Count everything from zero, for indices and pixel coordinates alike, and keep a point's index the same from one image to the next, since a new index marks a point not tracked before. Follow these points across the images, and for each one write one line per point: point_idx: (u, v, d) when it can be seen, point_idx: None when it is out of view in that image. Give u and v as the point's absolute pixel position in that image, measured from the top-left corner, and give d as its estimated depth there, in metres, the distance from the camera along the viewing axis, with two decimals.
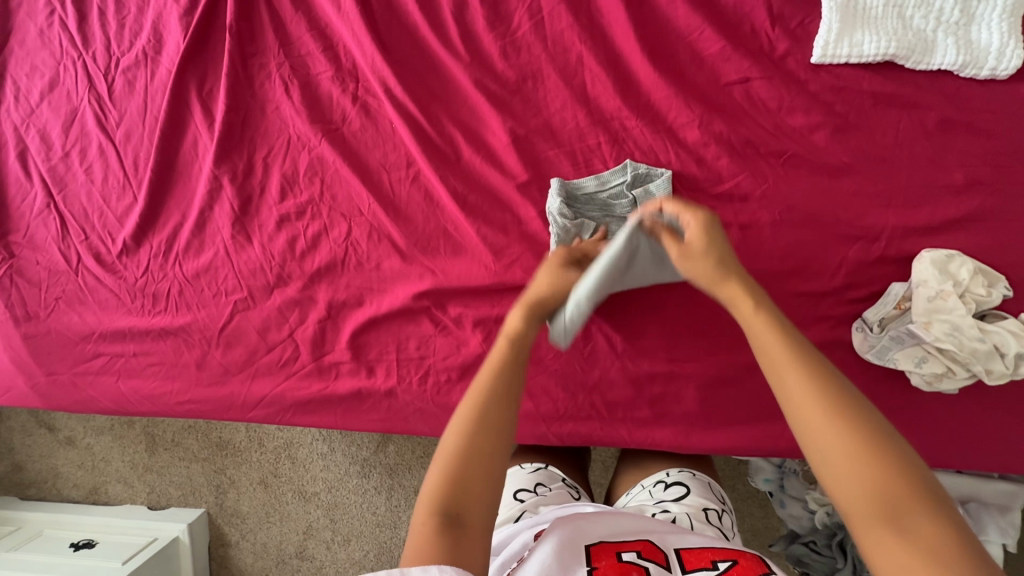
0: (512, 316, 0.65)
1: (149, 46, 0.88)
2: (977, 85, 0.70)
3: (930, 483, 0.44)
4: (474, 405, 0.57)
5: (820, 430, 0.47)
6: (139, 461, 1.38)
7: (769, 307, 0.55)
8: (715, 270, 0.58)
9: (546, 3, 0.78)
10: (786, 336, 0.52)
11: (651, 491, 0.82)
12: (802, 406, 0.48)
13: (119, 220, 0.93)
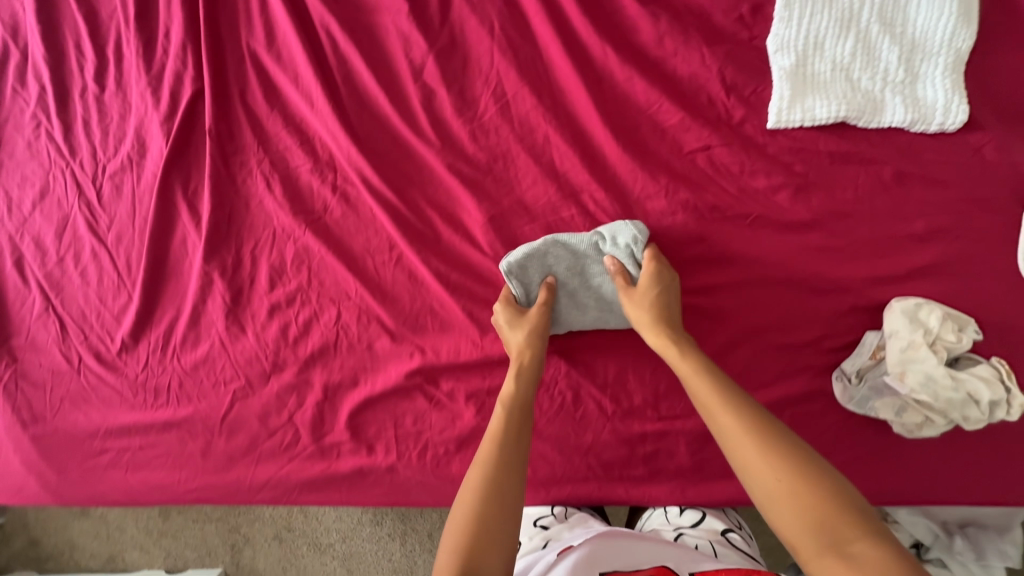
0: (505, 385, 0.74)
1: (134, 152, 0.92)
2: (928, 138, 0.73)
3: (852, 504, 0.53)
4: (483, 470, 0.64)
5: (768, 482, 0.56)
6: (154, 529, 1.39)
7: (698, 357, 0.68)
8: (653, 309, 0.73)
9: (510, 87, 0.81)
10: (715, 387, 0.64)
11: (666, 514, 0.84)
12: (749, 464, 0.58)
13: (116, 319, 0.95)
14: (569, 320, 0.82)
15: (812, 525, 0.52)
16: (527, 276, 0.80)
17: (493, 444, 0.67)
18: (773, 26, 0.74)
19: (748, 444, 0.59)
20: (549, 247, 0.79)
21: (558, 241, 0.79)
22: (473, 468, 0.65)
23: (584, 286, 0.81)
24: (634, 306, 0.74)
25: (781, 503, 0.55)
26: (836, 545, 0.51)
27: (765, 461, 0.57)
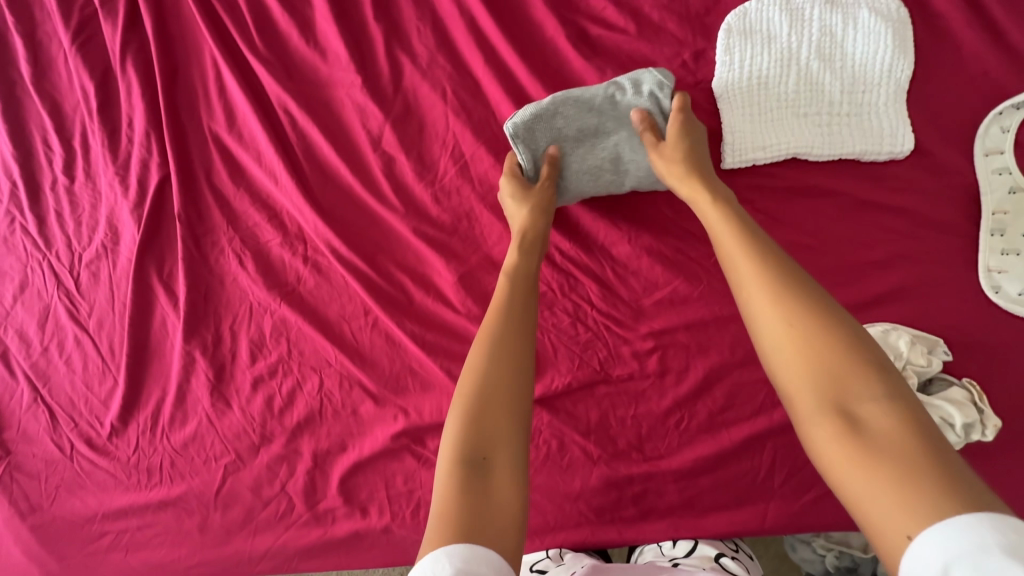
0: (509, 256, 0.73)
1: (107, 239, 0.93)
2: (879, 167, 0.74)
3: (864, 360, 0.51)
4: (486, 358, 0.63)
5: (773, 323, 0.55)
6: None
7: (722, 203, 0.65)
8: (681, 165, 0.69)
9: (467, 148, 0.82)
10: (737, 230, 0.61)
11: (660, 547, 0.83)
12: (760, 303, 0.56)
13: (104, 403, 0.96)
14: (577, 182, 0.78)
15: (823, 380, 0.51)
16: (535, 141, 0.77)
17: (493, 335, 0.66)
18: (716, 70, 0.75)
19: (762, 287, 0.56)
20: (557, 106, 0.76)
21: (567, 98, 0.76)
22: (474, 349, 0.65)
23: (594, 148, 0.77)
24: (662, 161, 0.71)
25: (787, 348, 0.54)
26: (832, 396, 0.50)
27: (777, 308, 0.55)
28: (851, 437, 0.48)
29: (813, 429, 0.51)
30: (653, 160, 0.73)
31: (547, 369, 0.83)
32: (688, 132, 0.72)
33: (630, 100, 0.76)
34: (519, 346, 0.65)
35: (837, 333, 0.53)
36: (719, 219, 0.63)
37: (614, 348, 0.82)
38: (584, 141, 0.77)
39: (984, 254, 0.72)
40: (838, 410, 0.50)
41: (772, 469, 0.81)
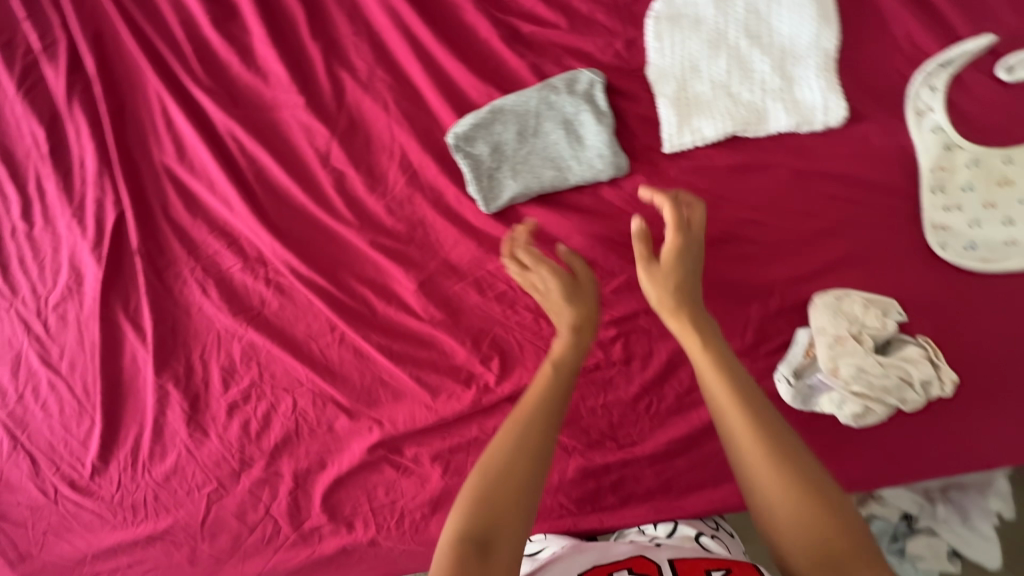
0: (557, 342, 0.67)
1: (72, 280, 0.93)
2: (818, 137, 0.74)
3: (847, 510, 0.52)
4: (503, 461, 0.57)
5: (768, 477, 0.53)
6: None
7: (715, 343, 0.60)
8: (670, 295, 0.63)
9: (414, 157, 0.83)
10: (725, 373, 0.57)
11: (642, 529, 0.83)
12: (755, 455, 0.54)
13: (83, 444, 0.96)
14: (522, 184, 0.79)
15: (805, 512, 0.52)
16: (475, 149, 0.79)
17: (518, 433, 0.59)
18: (649, 57, 0.76)
19: (754, 436, 0.54)
20: (494, 113, 0.77)
21: (502, 104, 0.77)
22: (489, 449, 0.59)
23: (535, 149, 0.78)
24: (653, 279, 0.64)
25: (785, 503, 0.52)
26: (826, 555, 0.50)
27: (770, 460, 0.53)
28: None
29: None
30: (642, 278, 0.65)
31: (515, 367, 0.84)
32: (687, 253, 0.66)
33: (564, 100, 0.77)
34: (539, 444, 0.59)
35: (818, 480, 0.53)
36: (710, 333, 0.61)
37: None
38: (522, 142, 0.78)
39: (926, 211, 0.73)
40: (828, 565, 0.50)
41: None
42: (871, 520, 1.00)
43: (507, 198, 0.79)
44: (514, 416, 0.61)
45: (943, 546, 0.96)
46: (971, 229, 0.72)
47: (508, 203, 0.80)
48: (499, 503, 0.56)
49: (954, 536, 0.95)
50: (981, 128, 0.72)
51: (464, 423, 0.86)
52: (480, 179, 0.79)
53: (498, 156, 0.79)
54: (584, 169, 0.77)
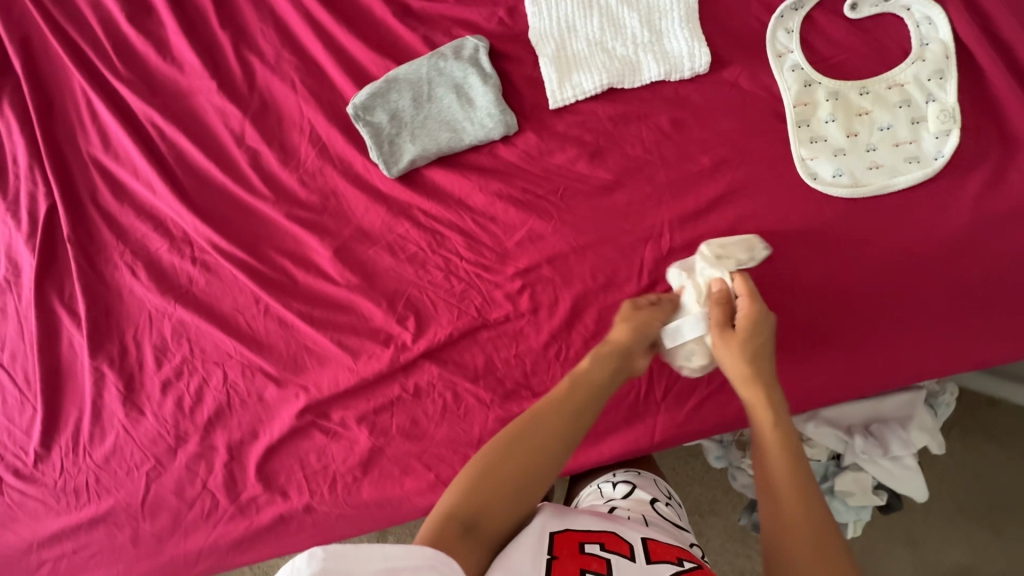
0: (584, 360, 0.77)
1: (8, 273, 0.98)
2: (690, 83, 0.80)
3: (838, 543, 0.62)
4: (512, 446, 0.69)
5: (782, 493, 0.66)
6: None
7: (773, 394, 0.71)
8: (747, 364, 0.72)
9: (322, 131, 0.88)
10: (772, 411, 0.70)
11: (601, 490, 0.84)
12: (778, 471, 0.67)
13: (25, 433, 0.99)
14: (421, 147, 0.84)
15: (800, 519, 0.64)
16: (374, 117, 0.84)
17: (538, 426, 0.71)
18: (529, 21, 0.83)
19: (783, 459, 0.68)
20: (389, 82, 0.83)
21: (396, 74, 0.83)
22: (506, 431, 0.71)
23: (431, 114, 0.84)
24: (724, 354, 0.73)
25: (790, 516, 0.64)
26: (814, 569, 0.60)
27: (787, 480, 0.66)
28: None
29: None
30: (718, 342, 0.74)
31: (429, 325, 0.87)
32: (748, 340, 0.72)
33: (453, 65, 0.83)
34: (549, 446, 0.70)
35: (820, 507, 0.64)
36: (772, 388, 0.71)
37: (487, 294, 0.86)
38: (418, 107, 0.83)
39: (794, 146, 0.77)
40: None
41: (651, 383, 0.84)
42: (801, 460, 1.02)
43: (408, 161, 0.84)
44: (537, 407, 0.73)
45: (870, 480, 0.98)
46: (837, 158, 0.76)
47: (409, 165, 0.84)
48: (500, 480, 0.67)
49: (877, 469, 0.97)
50: (836, 66, 0.77)
51: (386, 383, 0.89)
52: (381, 145, 0.84)
53: (396, 122, 0.84)
54: (476, 128, 0.83)
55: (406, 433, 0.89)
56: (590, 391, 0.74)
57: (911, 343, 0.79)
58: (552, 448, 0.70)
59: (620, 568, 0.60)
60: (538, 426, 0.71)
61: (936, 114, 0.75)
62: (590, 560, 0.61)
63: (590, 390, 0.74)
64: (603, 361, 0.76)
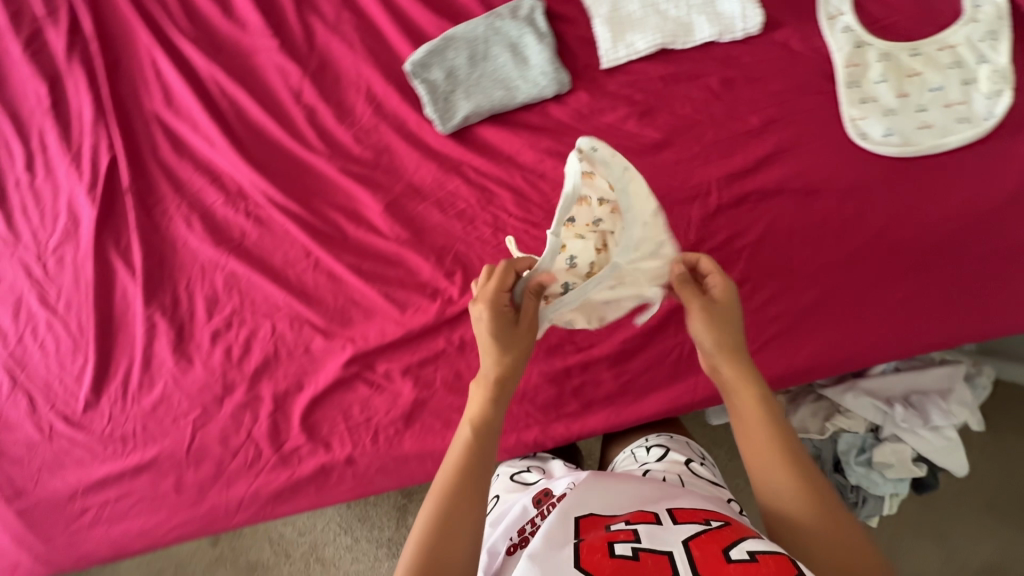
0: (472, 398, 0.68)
1: (69, 225, 1.02)
2: (741, 45, 0.82)
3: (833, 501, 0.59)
4: (441, 504, 0.61)
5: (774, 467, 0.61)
6: (150, 563, 1.54)
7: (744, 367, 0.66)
8: (725, 340, 0.66)
9: (378, 89, 0.91)
10: (749, 385, 0.65)
11: (635, 455, 0.84)
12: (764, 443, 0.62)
13: (77, 380, 1.02)
14: (474, 104, 0.86)
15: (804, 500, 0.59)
16: (430, 74, 0.87)
17: (449, 477, 0.63)
18: None
19: (764, 430, 0.63)
20: (446, 41, 0.86)
21: (454, 33, 0.86)
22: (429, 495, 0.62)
23: (485, 72, 0.86)
24: (704, 331, 0.66)
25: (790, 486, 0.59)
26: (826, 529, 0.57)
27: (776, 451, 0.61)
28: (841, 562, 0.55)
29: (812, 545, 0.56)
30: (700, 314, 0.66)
31: (476, 279, 0.89)
32: (715, 318, 0.66)
33: (509, 26, 0.86)
34: (473, 483, 0.62)
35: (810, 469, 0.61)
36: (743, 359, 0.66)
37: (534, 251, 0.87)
38: (473, 65, 0.86)
39: (845, 105, 0.79)
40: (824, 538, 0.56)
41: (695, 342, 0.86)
42: (839, 433, 1.03)
43: (461, 118, 0.87)
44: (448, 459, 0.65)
45: (910, 453, 0.98)
46: (887, 117, 0.78)
47: (462, 122, 0.87)
48: (443, 541, 0.58)
49: (917, 441, 0.97)
50: (886, 29, 0.81)
51: (431, 336, 0.91)
52: (437, 102, 0.87)
53: (451, 79, 0.87)
54: (530, 85, 0.85)
55: (450, 386, 0.91)
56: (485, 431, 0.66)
57: (959, 305, 0.80)
58: (473, 489, 0.62)
59: (648, 534, 0.59)
60: (458, 474, 0.63)
61: (987, 76, 0.78)
62: (620, 534, 0.60)
63: (479, 431, 0.66)
64: (490, 396, 0.67)
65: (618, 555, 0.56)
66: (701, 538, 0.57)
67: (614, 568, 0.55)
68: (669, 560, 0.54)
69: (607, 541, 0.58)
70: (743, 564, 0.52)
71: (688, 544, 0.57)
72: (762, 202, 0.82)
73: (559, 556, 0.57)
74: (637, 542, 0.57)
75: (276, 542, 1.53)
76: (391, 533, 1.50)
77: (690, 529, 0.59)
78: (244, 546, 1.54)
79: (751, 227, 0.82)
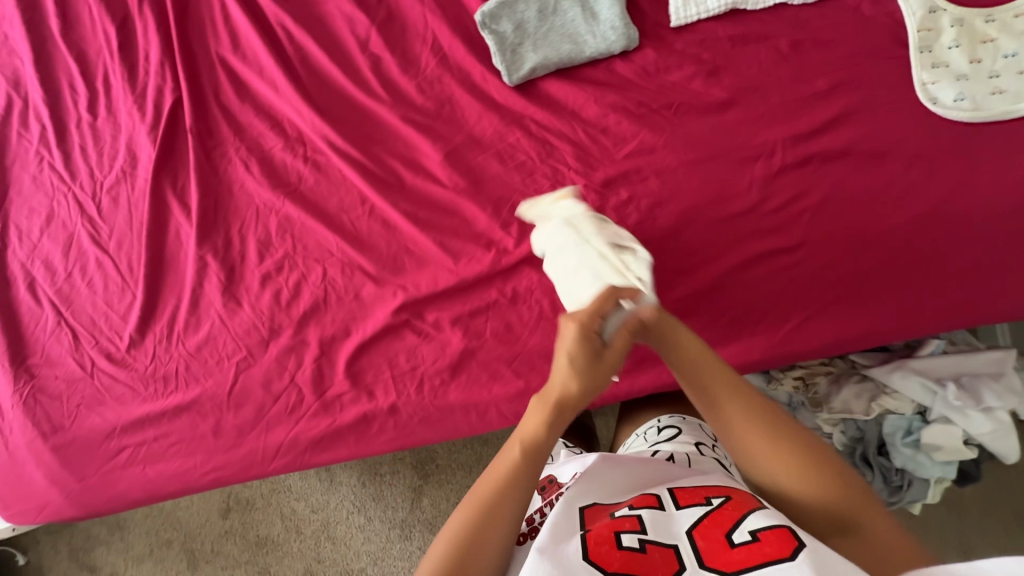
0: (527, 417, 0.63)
1: (126, 163, 1.03)
2: (811, 8, 0.84)
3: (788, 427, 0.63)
4: (477, 505, 0.59)
5: (731, 412, 0.64)
6: (159, 532, 1.46)
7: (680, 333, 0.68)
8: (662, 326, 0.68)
9: (445, 41, 0.93)
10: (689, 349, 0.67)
11: (646, 436, 0.87)
12: (717, 396, 0.65)
13: (123, 318, 1.02)
14: (542, 56, 0.88)
15: (813, 484, 0.59)
16: (500, 25, 0.90)
17: (486, 487, 0.60)
18: None
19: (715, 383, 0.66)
20: None
21: None
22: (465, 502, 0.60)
23: (555, 26, 0.90)
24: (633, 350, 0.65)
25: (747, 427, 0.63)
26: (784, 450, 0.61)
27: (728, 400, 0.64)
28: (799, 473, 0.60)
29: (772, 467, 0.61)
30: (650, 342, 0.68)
31: (532, 231, 0.89)
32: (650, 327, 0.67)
33: None
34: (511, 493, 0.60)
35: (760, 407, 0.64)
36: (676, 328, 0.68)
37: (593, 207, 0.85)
38: (542, 19, 0.90)
39: (917, 69, 0.80)
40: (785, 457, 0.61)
41: (752, 306, 0.81)
42: (884, 416, 1.01)
43: (528, 69, 0.89)
44: (493, 465, 0.62)
45: (960, 435, 0.96)
46: (960, 82, 0.79)
47: (529, 73, 0.89)
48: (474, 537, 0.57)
49: (968, 422, 0.95)
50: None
51: (483, 286, 0.91)
52: (505, 53, 0.89)
53: (520, 32, 0.90)
54: (597, 40, 0.87)
55: (499, 337, 0.90)
56: (532, 452, 0.62)
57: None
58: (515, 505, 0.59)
59: (653, 523, 0.58)
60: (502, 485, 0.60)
61: None
62: (625, 521, 0.58)
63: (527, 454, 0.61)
64: (547, 418, 0.62)
65: (626, 547, 0.55)
66: (703, 525, 0.56)
67: (624, 560, 0.54)
68: (675, 555, 0.54)
69: (613, 532, 0.56)
70: (745, 548, 0.53)
71: (691, 534, 0.56)
72: (828, 164, 0.81)
73: (567, 551, 0.55)
74: (644, 534, 0.56)
75: (287, 516, 1.44)
76: (405, 513, 1.42)
77: (691, 515, 0.58)
78: (253, 520, 1.45)
79: (816, 187, 0.80)
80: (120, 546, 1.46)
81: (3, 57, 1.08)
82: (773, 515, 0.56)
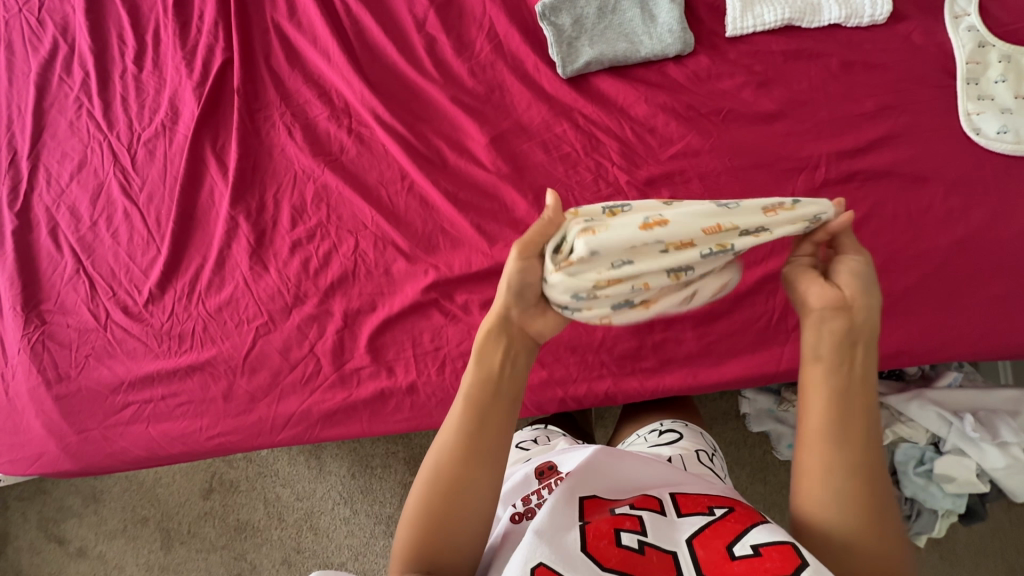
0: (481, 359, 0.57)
1: (166, 118, 1.03)
2: (863, 32, 0.89)
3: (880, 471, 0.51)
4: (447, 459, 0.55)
5: (838, 419, 0.51)
6: (137, 508, 1.39)
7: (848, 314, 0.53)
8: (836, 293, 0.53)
9: (501, 29, 0.96)
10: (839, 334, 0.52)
11: (646, 438, 0.85)
12: (833, 394, 0.52)
13: (144, 272, 0.99)
14: (597, 52, 0.91)
15: (872, 534, 0.49)
16: (558, 19, 0.94)
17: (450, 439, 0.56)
18: None
19: (837, 384, 0.52)
20: None
21: None
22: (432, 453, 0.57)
23: (611, 25, 0.93)
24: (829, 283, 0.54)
25: (841, 441, 0.51)
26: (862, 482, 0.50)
27: (837, 404, 0.51)
28: (867, 511, 0.49)
29: (836, 491, 0.50)
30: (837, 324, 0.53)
31: None
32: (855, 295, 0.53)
33: None
34: (479, 440, 0.56)
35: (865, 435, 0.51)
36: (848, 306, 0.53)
37: None
38: (600, 16, 0.94)
39: (962, 101, 0.84)
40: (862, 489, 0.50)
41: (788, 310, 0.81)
42: (896, 443, 1.01)
43: (582, 61, 0.91)
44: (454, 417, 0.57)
45: (974, 468, 0.96)
46: (1003, 116, 0.82)
47: (583, 67, 0.92)
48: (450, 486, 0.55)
49: (982, 456, 0.95)
50: (1010, 33, 0.87)
51: None
52: (562, 46, 0.93)
53: (577, 27, 0.93)
54: (653, 40, 0.91)
55: None
56: (482, 412, 0.56)
57: None
58: (486, 438, 0.56)
59: (653, 525, 0.54)
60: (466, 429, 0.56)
61: None
62: (625, 519, 0.54)
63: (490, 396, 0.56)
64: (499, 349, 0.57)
65: (624, 545, 0.51)
66: (704, 534, 0.52)
67: (619, 559, 0.51)
68: (674, 561, 0.50)
69: (612, 528, 0.53)
70: (747, 562, 0.48)
71: (691, 542, 0.52)
72: (871, 182, 0.83)
73: (563, 541, 0.52)
74: (644, 536, 0.52)
75: (272, 503, 1.37)
76: (393, 510, 1.34)
77: (692, 522, 0.54)
78: (237, 504, 1.38)
79: (857, 204, 0.82)
80: (94, 520, 1.39)
81: (56, 3, 1.09)
82: (777, 530, 0.51)
